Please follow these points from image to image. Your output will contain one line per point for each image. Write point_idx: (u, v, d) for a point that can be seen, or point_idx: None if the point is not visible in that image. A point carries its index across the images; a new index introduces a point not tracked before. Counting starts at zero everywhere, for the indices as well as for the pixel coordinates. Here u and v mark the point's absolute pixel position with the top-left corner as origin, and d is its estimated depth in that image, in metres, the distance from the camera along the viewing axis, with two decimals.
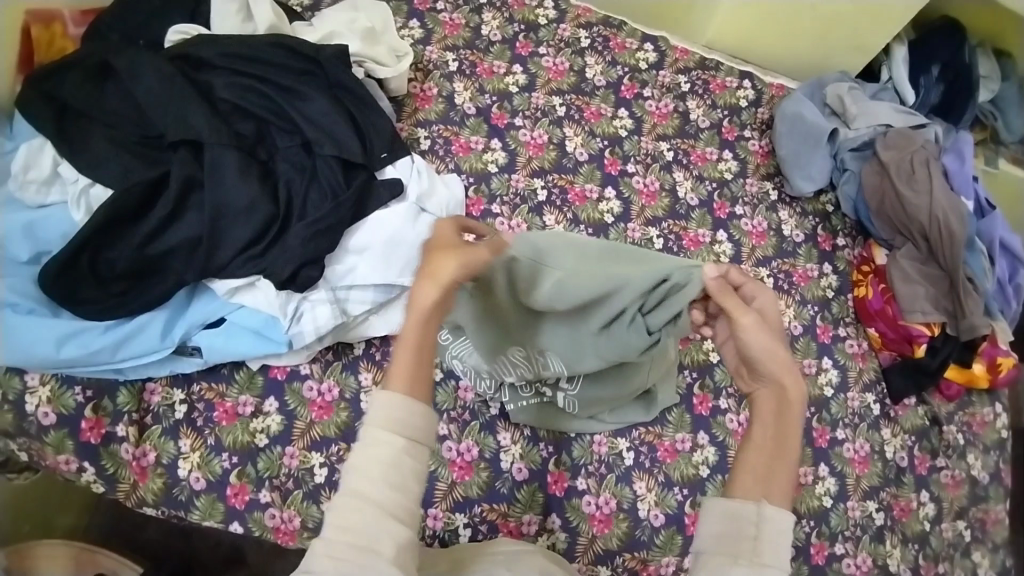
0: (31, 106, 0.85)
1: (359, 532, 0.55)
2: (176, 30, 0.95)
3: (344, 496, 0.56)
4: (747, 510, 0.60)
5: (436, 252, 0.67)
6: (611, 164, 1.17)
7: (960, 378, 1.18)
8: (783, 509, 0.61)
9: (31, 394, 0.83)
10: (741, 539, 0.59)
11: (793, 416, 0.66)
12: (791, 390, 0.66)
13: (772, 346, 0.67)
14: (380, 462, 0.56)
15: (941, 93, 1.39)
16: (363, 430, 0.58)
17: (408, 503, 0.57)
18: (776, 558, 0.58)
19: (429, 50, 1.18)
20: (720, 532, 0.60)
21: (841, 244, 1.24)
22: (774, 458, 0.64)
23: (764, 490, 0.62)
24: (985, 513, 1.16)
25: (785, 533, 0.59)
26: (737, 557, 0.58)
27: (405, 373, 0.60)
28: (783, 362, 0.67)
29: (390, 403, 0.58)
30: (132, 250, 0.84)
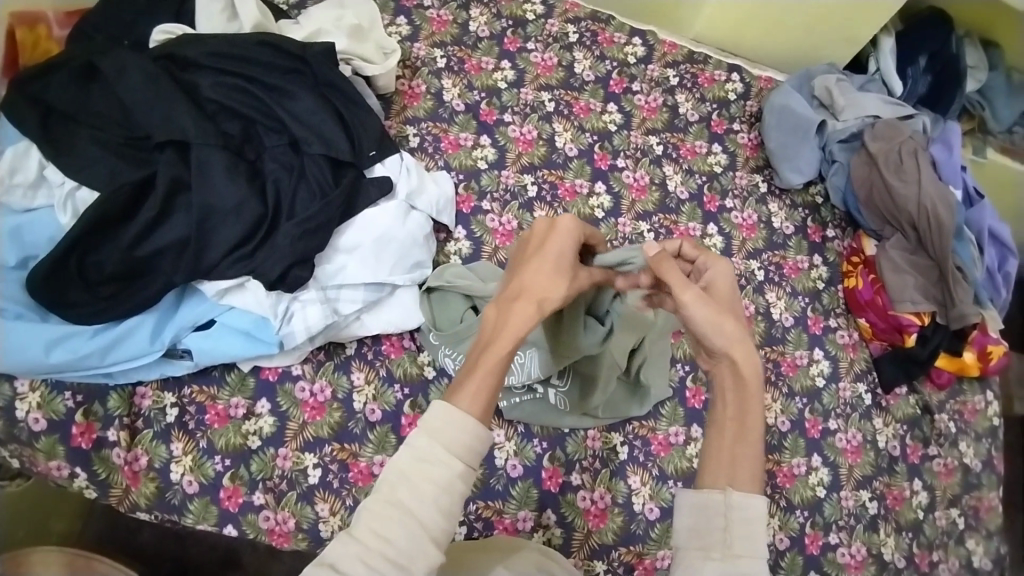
0: (15, 109, 0.84)
1: (395, 543, 0.54)
2: (161, 30, 0.93)
3: (385, 501, 0.55)
4: (714, 501, 0.59)
5: (547, 273, 0.67)
6: (601, 159, 1.17)
7: (950, 366, 1.18)
8: (752, 494, 0.60)
9: (21, 400, 0.82)
10: (712, 532, 0.58)
11: (752, 396, 0.65)
12: (745, 366, 0.65)
13: (719, 323, 0.66)
14: (432, 480, 0.56)
15: (928, 83, 1.39)
16: (420, 441, 0.57)
17: (447, 525, 0.57)
18: (748, 547, 0.57)
19: (417, 47, 1.18)
20: (693, 526, 0.59)
21: (830, 236, 1.24)
22: (737, 441, 0.63)
23: (728, 475, 0.61)
24: (978, 501, 1.16)
25: (755, 519, 0.58)
26: (710, 551, 0.57)
27: (482, 399, 0.60)
28: (733, 337, 0.66)
29: (455, 423, 0.57)
30: (120, 253, 0.83)
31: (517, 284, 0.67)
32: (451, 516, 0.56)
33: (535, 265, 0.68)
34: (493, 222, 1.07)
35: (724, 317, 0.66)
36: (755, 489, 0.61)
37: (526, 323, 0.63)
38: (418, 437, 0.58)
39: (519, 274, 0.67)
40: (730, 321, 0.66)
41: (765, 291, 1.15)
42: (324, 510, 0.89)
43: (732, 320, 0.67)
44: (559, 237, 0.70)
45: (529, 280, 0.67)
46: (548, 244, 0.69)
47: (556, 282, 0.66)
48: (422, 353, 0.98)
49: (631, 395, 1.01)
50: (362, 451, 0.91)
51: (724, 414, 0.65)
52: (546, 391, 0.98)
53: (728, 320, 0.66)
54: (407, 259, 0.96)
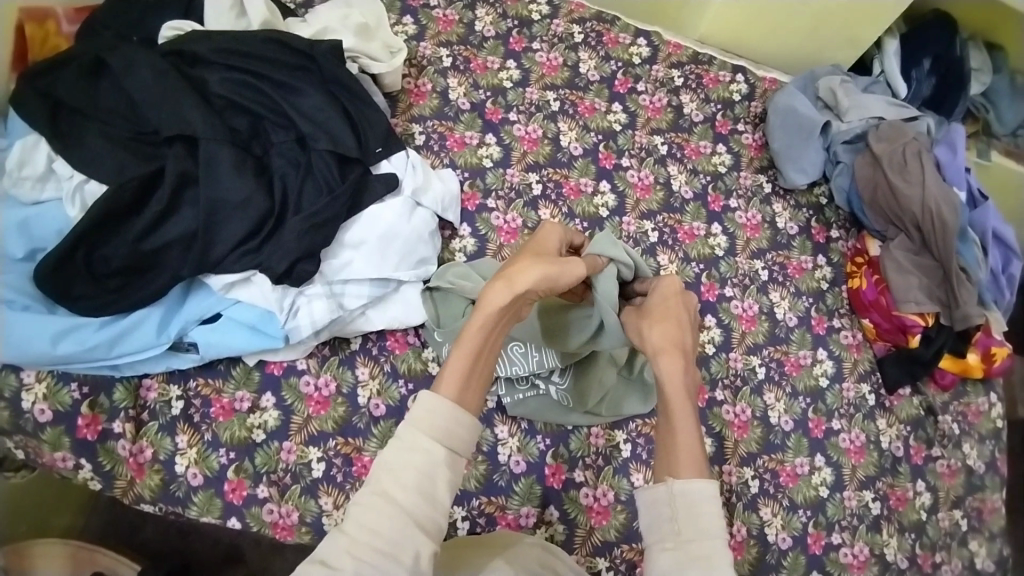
0: (25, 102, 0.85)
1: (383, 534, 0.55)
2: (170, 26, 0.94)
3: (373, 494, 0.58)
4: (661, 495, 0.67)
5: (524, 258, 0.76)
6: (606, 158, 1.18)
7: (954, 368, 1.18)
8: (693, 480, 0.67)
9: (27, 392, 0.82)
10: (666, 524, 0.65)
11: (673, 391, 0.74)
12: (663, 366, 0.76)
13: (638, 330, 0.82)
14: (416, 469, 0.58)
15: (933, 85, 1.40)
16: (405, 433, 0.60)
17: (434, 514, 0.58)
18: (696, 530, 0.64)
19: (423, 46, 1.19)
20: (653, 524, 0.66)
21: (834, 236, 1.24)
22: (668, 436, 0.72)
23: (670, 467, 0.69)
24: (981, 502, 1.16)
25: (698, 502, 0.65)
26: (666, 543, 0.64)
27: (458, 380, 0.64)
28: (656, 337, 0.79)
29: (437, 408, 0.61)
30: (128, 246, 0.84)
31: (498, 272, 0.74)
32: (436, 503, 0.59)
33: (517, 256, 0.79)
34: (498, 220, 1.08)
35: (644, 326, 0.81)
36: (697, 476, 0.67)
37: (501, 299, 0.68)
38: (404, 429, 0.61)
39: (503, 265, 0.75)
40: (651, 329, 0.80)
41: (768, 290, 1.15)
42: (328, 503, 0.89)
43: (656, 326, 0.80)
44: (545, 236, 0.86)
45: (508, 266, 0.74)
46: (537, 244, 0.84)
47: (530, 262, 0.73)
48: (426, 349, 0.99)
49: (633, 393, 1.01)
50: (366, 446, 0.92)
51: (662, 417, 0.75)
52: (548, 388, 0.97)
53: (651, 329, 0.80)
54: (413, 255, 0.97)
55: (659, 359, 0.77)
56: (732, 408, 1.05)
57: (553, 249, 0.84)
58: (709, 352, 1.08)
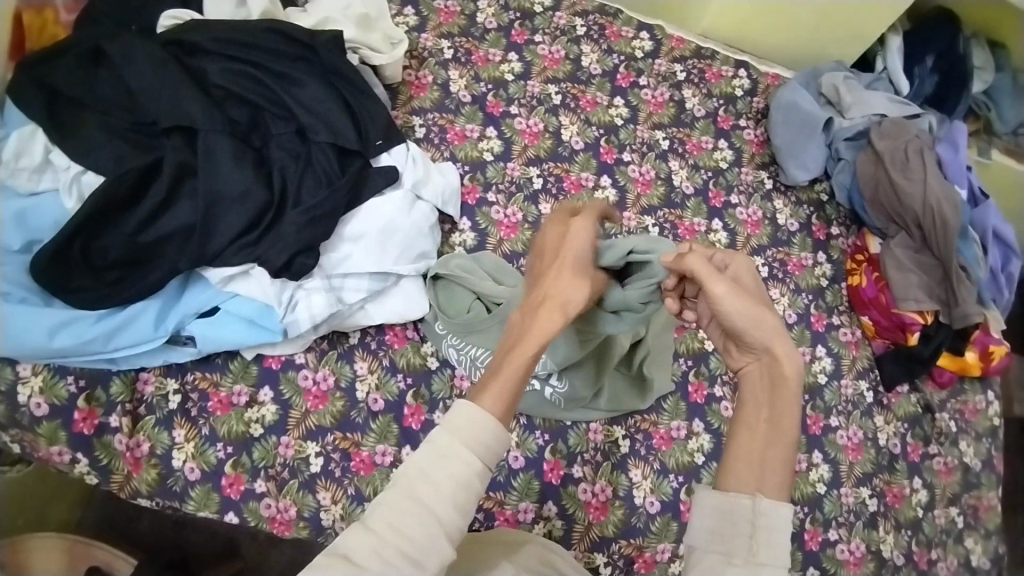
0: (22, 93, 0.84)
1: (410, 538, 0.54)
2: (170, 15, 0.94)
3: (404, 495, 0.56)
4: (741, 507, 0.59)
5: (566, 275, 0.68)
6: (607, 153, 1.17)
7: (952, 366, 1.18)
8: (780, 502, 0.59)
9: (24, 384, 0.82)
10: (737, 537, 0.58)
11: (790, 396, 0.64)
12: (784, 365, 0.65)
13: (759, 317, 0.65)
14: (453, 479, 0.56)
15: (935, 84, 1.39)
16: (442, 437, 0.58)
17: (461, 523, 0.57)
18: (773, 556, 0.57)
19: (424, 37, 1.18)
20: (714, 528, 0.59)
21: (835, 233, 1.24)
22: (768, 445, 0.62)
23: (757, 483, 0.60)
24: (977, 500, 1.16)
25: (781, 527, 0.58)
26: (731, 556, 0.58)
27: (506, 399, 0.60)
28: (770, 332, 0.65)
29: (480, 421, 0.58)
30: (125, 238, 0.83)
31: (539, 292, 0.67)
32: (465, 514, 0.57)
33: (556, 271, 0.68)
34: (498, 214, 1.07)
35: (750, 307, 0.65)
36: (784, 497, 0.60)
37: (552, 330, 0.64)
38: (442, 434, 0.58)
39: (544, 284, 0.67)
40: (766, 315, 0.65)
41: (768, 287, 1.15)
42: (326, 498, 0.89)
43: (768, 312, 0.66)
44: (575, 240, 0.72)
45: (550, 287, 0.67)
46: (565, 248, 0.71)
47: (576, 287, 0.66)
48: (425, 344, 0.99)
49: (633, 388, 1.01)
50: (364, 441, 0.91)
51: (757, 419, 0.64)
52: (543, 386, 0.96)
53: (767, 316, 0.65)
54: (412, 249, 0.96)
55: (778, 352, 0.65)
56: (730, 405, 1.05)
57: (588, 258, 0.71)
58: (708, 349, 1.08)
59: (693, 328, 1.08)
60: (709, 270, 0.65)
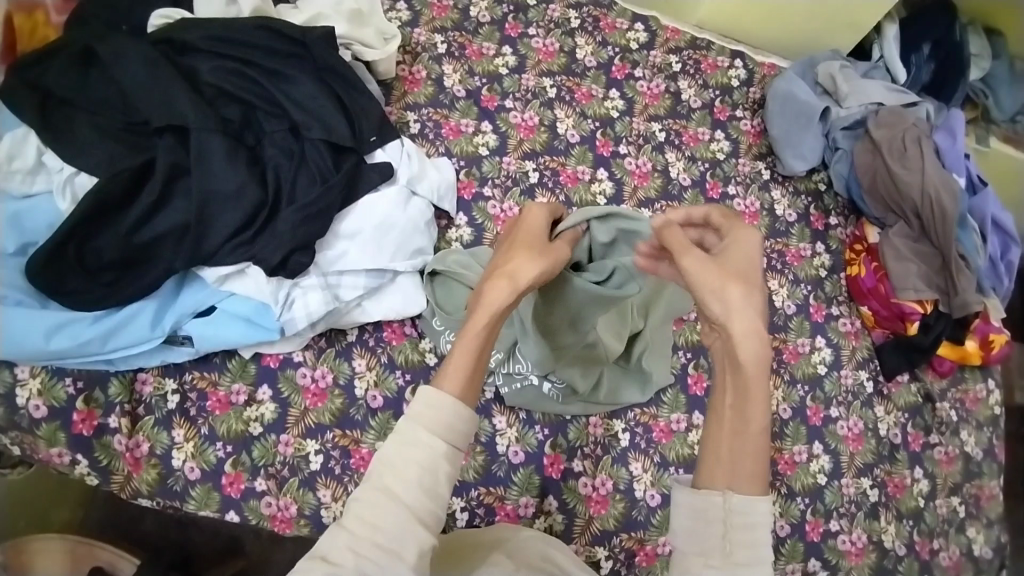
0: (13, 95, 0.84)
1: (385, 531, 0.56)
2: (160, 15, 0.93)
3: (374, 490, 0.57)
4: (714, 504, 0.60)
5: (517, 248, 0.72)
6: (603, 146, 1.16)
7: (952, 355, 1.18)
8: (752, 497, 0.60)
9: (21, 387, 0.82)
10: (712, 537, 0.60)
11: (752, 375, 0.64)
12: (742, 351, 0.64)
13: (721, 292, 0.65)
14: (417, 465, 0.58)
15: (932, 71, 1.39)
16: (403, 425, 0.59)
17: (436, 508, 0.58)
18: (748, 554, 0.59)
19: (417, 32, 1.17)
20: (691, 528, 0.61)
21: (833, 223, 1.24)
22: (735, 436, 0.63)
23: (729, 477, 0.62)
24: (979, 489, 1.16)
25: (755, 523, 0.60)
26: (707, 557, 0.59)
27: (462, 377, 0.62)
28: (734, 309, 0.65)
29: (437, 403, 0.60)
30: (120, 239, 0.83)
31: (494, 266, 0.70)
32: (437, 498, 0.58)
33: (509, 247, 0.73)
34: (495, 208, 1.07)
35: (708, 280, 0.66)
36: (755, 491, 0.61)
37: (505, 298, 0.66)
38: (403, 422, 0.59)
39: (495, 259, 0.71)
40: (729, 286, 0.65)
41: (767, 278, 1.15)
42: (326, 496, 0.89)
43: (735, 289, 0.65)
44: (531, 218, 0.77)
45: (501, 260, 0.70)
46: (520, 226, 0.76)
47: (528, 254, 0.69)
48: (423, 340, 0.98)
49: (633, 381, 1.01)
50: (364, 438, 0.91)
51: (722, 400, 0.66)
52: (542, 381, 0.96)
53: (733, 290, 0.65)
54: (408, 246, 0.96)
55: (737, 338, 0.64)
56: None
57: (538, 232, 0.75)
58: None
59: (692, 321, 1.08)
60: (682, 244, 0.69)
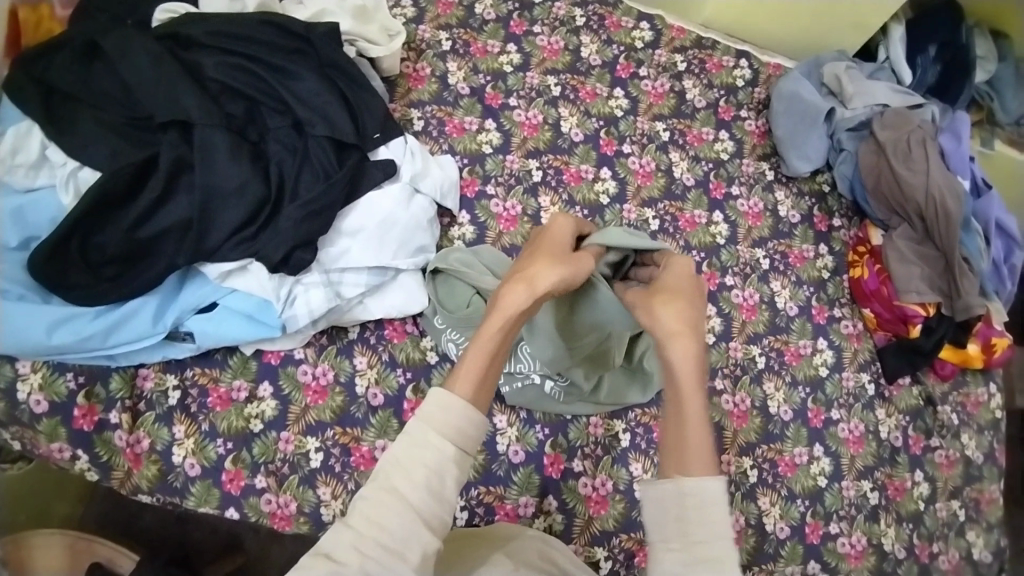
0: (17, 89, 0.84)
1: (390, 531, 0.56)
2: (164, 9, 0.93)
3: (381, 490, 0.57)
4: (668, 491, 0.65)
5: (541, 254, 0.77)
6: (607, 145, 1.16)
7: (955, 358, 1.17)
8: (702, 478, 0.65)
9: (23, 381, 0.82)
10: (672, 521, 0.64)
11: (685, 377, 0.71)
12: (676, 353, 0.72)
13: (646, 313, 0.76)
14: (426, 467, 0.58)
15: (938, 73, 1.38)
16: (415, 426, 0.60)
17: (442, 511, 0.58)
18: (704, 530, 0.63)
19: (421, 29, 1.17)
20: (658, 518, 0.65)
21: (836, 225, 1.23)
22: (680, 429, 0.69)
23: (678, 467, 0.66)
24: (979, 493, 1.16)
25: (709, 500, 0.64)
26: (669, 542, 0.63)
27: (473, 379, 0.64)
28: (663, 322, 0.74)
29: (448, 405, 0.61)
30: (122, 234, 0.82)
31: (515, 271, 0.75)
32: (443, 501, 0.58)
33: (532, 252, 0.78)
34: (498, 207, 1.07)
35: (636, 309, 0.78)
36: (706, 473, 0.65)
37: (521, 301, 0.70)
38: (415, 423, 0.60)
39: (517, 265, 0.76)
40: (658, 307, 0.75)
41: (770, 280, 1.14)
42: (326, 493, 0.89)
43: (662, 306, 0.75)
44: (558, 228, 0.83)
45: (523, 265, 0.75)
46: (546, 234, 0.82)
47: (549, 262, 0.74)
48: (425, 338, 0.98)
49: (635, 383, 1.00)
50: (364, 435, 0.91)
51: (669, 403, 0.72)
52: (544, 380, 0.96)
53: (660, 308, 0.75)
54: (410, 243, 0.96)
55: (670, 343, 0.72)
56: (732, 399, 1.04)
57: (564, 240, 0.81)
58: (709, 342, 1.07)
59: None
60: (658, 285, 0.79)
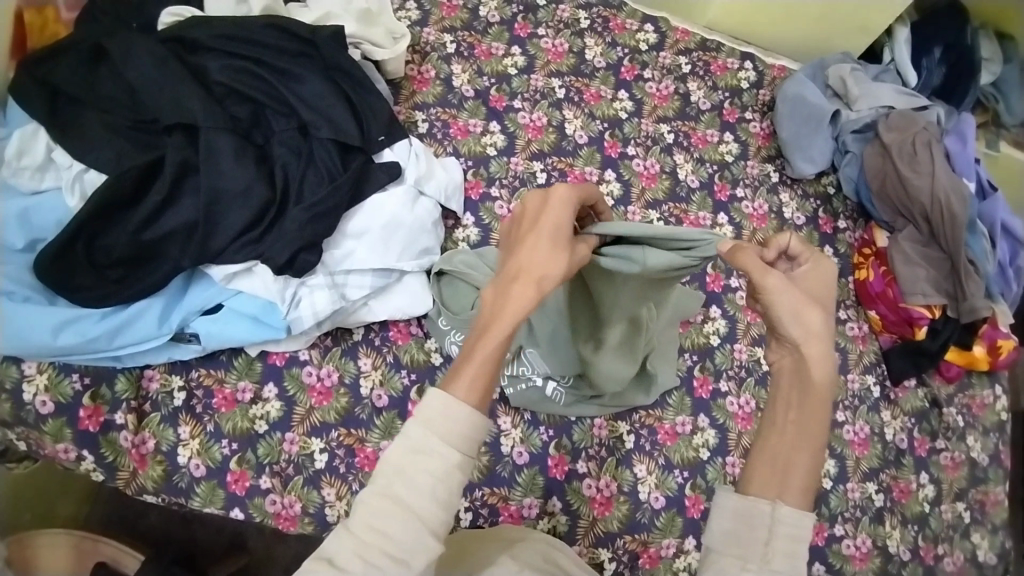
0: (24, 91, 0.85)
1: (393, 539, 0.52)
2: (170, 13, 0.94)
3: (382, 495, 0.53)
4: (760, 512, 0.55)
5: (547, 249, 0.60)
6: (611, 147, 1.16)
7: (960, 360, 1.18)
8: (803, 511, 0.55)
9: (29, 382, 0.82)
10: (752, 541, 0.54)
11: (819, 402, 0.59)
12: (813, 368, 0.60)
13: (800, 314, 0.60)
14: (428, 474, 0.53)
15: (944, 75, 1.37)
16: (416, 430, 0.55)
17: (447, 516, 0.54)
18: (787, 566, 0.53)
19: (426, 32, 1.17)
20: (729, 531, 0.55)
21: (841, 227, 1.23)
22: (796, 448, 0.58)
23: (781, 487, 0.56)
24: (984, 496, 1.16)
25: (801, 537, 0.54)
26: (747, 561, 0.53)
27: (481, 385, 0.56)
28: (816, 326, 0.60)
29: (450, 411, 0.55)
30: (128, 236, 0.83)
31: (514, 262, 0.61)
32: (448, 507, 0.54)
33: (532, 241, 0.61)
34: (502, 209, 1.07)
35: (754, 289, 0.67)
36: (806, 507, 0.56)
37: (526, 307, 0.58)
38: (413, 426, 0.55)
39: (515, 253, 0.61)
40: (813, 313, 0.60)
41: None
42: (331, 494, 0.89)
43: (815, 309, 0.61)
44: (557, 205, 0.63)
45: (527, 258, 0.60)
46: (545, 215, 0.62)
47: (555, 261, 0.60)
48: (429, 340, 0.98)
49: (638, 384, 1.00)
50: (368, 437, 0.91)
51: (787, 410, 0.60)
52: (545, 382, 0.96)
53: (815, 314, 0.60)
54: (415, 246, 0.96)
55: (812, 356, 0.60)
56: (736, 401, 1.05)
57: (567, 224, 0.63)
58: (713, 344, 1.07)
59: (699, 324, 1.08)
60: (761, 265, 0.62)
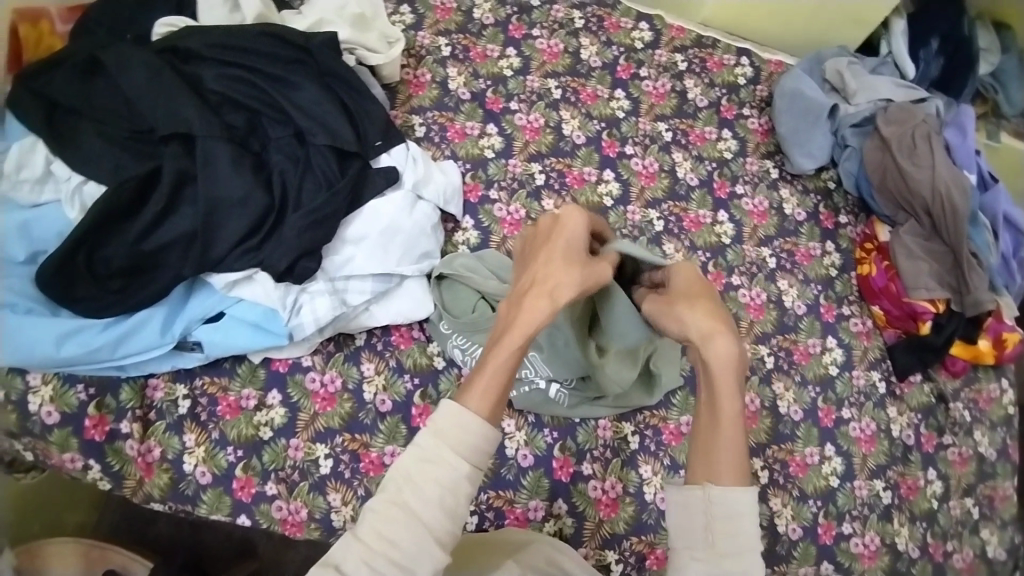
0: (22, 104, 0.85)
1: (401, 547, 0.52)
2: (164, 22, 0.93)
3: (391, 502, 0.53)
4: (696, 499, 0.63)
5: (560, 265, 0.66)
6: (609, 147, 1.16)
7: (965, 354, 1.17)
8: (735, 491, 0.62)
9: (34, 394, 0.83)
10: (695, 528, 0.63)
11: (725, 382, 0.67)
12: (711, 354, 0.68)
13: (668, 315, 0.74)
14: (438, 483, 0.54)
15: (941, 66, 1.36)
16: (428, 439, 0.55)
17: (454, 527, 0.54)
18: (733, 545, 0.60)
19: (420, 35, 1.17)
20: (680, 524, 0.64)
21: (843, 222, 1.23)
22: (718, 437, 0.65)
23: (709, 473, 0.64)
24: (992, 489, 1.15)
25: (741, 515, 0.61)
26: (693, 549, 0.62)
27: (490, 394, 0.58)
28: (693, 323, 0.70)
29: (464, 422, 0.55)
30: (129, 246, 0.83)
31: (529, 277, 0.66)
32: (456, 518, 0.54)
33: (546, 257, 0.67)
34: (501, 211, 1.06)
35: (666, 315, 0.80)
36: (739, 484, 0.63)
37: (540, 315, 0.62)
38: (425, 436, 0.55)
39: (530, 269, 0.67)
40: (681, 308, 0.73)
41: (776, 278, 1.14)
42: (336, 500, 0.89)
43: (686, 306, 0.73)
44: (569, 224, 0.70)
45: (542, 272, 0.65)
46: (558, 234, 0.69)
47: (568, 272, 0.65)
48: (431, 344, 0.98)
49: (641, 384, 1.00)
50: (373, 442, 0.91)
51: (703, 403, 0.69)
52: (548, 384, 0.96)
53: (687, 311, 0.72)
54: (414, 250, 0.96)
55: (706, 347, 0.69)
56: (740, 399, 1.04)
57: (581, 243, 0.69)
58: None
59: None
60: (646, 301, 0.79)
